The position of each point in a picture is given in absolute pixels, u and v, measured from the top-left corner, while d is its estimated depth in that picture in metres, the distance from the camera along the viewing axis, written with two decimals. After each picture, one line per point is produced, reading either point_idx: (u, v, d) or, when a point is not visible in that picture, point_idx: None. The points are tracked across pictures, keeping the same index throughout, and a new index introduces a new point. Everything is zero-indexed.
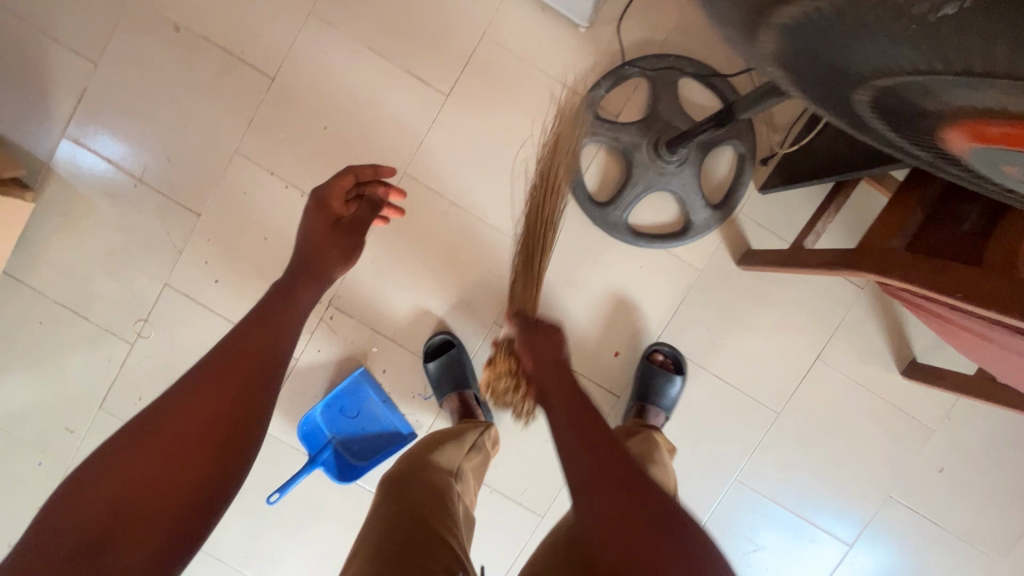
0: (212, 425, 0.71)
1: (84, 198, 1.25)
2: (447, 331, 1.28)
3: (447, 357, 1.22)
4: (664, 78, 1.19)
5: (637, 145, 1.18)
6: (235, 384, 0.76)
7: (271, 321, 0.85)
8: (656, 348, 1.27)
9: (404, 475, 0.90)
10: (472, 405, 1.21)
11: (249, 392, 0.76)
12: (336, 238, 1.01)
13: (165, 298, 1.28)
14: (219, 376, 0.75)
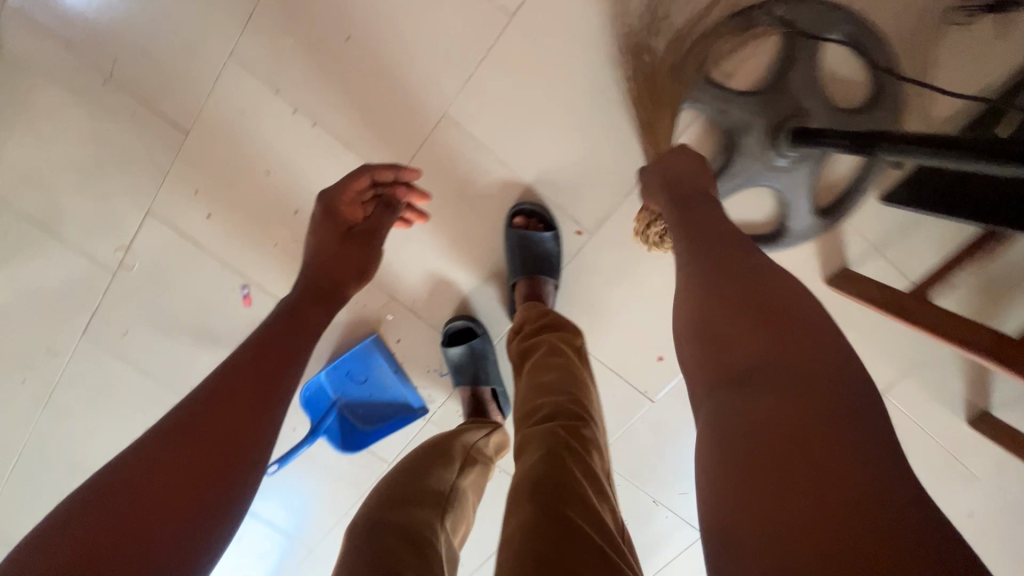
0: (194, 468, 0.62)
1: (40, 91, 0.99)
2: (469, 315, 1.14)
3: (470, 347, 1.11)
4: (806, 36, 0.88)
5: (750, 126, 0.91)
6: (223, 424, 0.66)
7: (271, 350, 0.74)
8: (514, 211, 1.04)
9: (393, 495, 0.77)
10: (487, 399, 1.14)
11: (239, 430, 0.67)
12: (353, 248, 0.94)
13: (150, 228, 1.09)
14: (207, 416, 0.66)
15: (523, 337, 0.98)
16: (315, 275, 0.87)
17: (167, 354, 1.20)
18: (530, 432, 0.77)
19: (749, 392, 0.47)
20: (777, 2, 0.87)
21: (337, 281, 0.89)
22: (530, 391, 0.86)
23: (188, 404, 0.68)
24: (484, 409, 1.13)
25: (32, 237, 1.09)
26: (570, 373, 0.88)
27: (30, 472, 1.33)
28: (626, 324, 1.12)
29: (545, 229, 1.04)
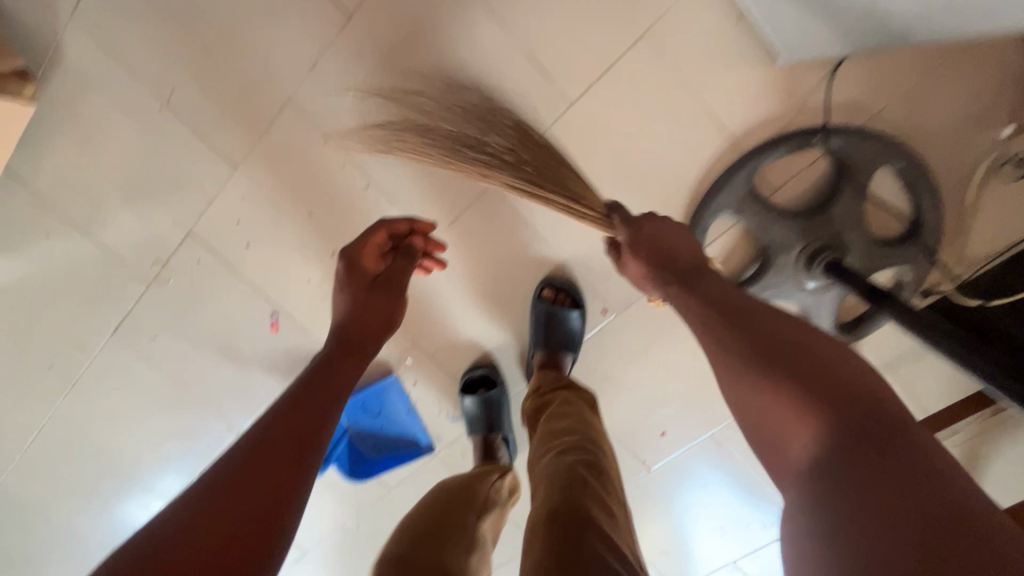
0: (225, 547, 0.52)
1: (97, 108, 1.00)
2: (489, 364, 1.18)
3: (484, 397, 1.15)
4: (859, 168, 0.89)
5: (789, 246, 0.93)
6: (261, 491, 0.57)
7: (308, 405, 0.66)
8: (546, 282, 1.08)
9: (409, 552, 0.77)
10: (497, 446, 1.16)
11: (273, 497, 0.57)
12: (378, 298, 0.86)
13: (189, 248, 1.12)
14: (240, 483, 0.57)
15: (539, 390, 1.01)
16: (345, 331, 0.81)
17: (192, 361, 1.25)
18: (540, 473, 0.78)
19: (838, 499, 0.42)
20: (836, 132, 0.88)
21: (366, 335, 0.82)
22: (543, 438, 0.86)
23: (218, 471, 0.58)
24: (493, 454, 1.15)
25: (74, 242, 1.12)
26: (585, 418, 0.89)
27: (45, 448, 1.38)
28: (635, 398, 1.17)
29: (573, 307, 1.07)
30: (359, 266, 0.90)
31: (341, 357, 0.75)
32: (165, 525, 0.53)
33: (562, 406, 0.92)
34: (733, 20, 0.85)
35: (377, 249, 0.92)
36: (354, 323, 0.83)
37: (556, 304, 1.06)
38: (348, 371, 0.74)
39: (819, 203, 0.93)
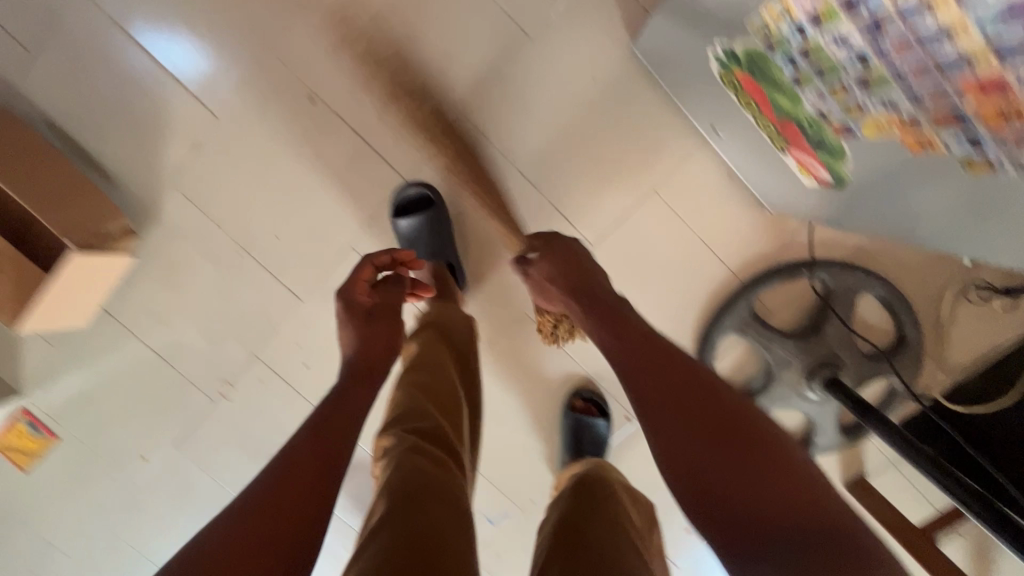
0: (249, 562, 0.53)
1: (187, 254, 1.18)
2: (425, 185, 1.09)
3: (425, 215, 1.08)
4: (844, 295, 1.03)
5: (789, 363, 1.05)
6: (287, 519, 0.57)
7: (328, 433, 0.66)
8: (575, 394, 1.20)
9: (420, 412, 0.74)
10: (448, 277, 1.07)
11: (293, 523, 0.57)
12: (379, 327, 0.85)
13: (253, 369, 1.25)
14: (265, 512, 0.57)
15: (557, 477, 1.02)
16: (354, 367, 0.79)
17: (246, 470, 1.35)
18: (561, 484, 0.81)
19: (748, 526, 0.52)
20: (823, 265, 1.04)
21: (375, 367, 0.80)
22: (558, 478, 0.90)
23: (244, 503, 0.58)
24: (446, 285, 1.05)
25: (152, 364, 1.26)
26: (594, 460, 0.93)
27: (97, 556, 1.44)
28: (660, 498, 1.26)
29: (600, 415, 1.18)
30: (352, 304, 0.86)
31: (353, 384, 0.75)
32: (199, 557, 0.53)
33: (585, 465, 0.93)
34: (726, 180, 1.04)
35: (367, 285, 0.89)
36: (361, 351, 0.81)
37: (585, 414, 1.17)
38: (357, 397, 0.73)
39: (813, 324, 1.06)
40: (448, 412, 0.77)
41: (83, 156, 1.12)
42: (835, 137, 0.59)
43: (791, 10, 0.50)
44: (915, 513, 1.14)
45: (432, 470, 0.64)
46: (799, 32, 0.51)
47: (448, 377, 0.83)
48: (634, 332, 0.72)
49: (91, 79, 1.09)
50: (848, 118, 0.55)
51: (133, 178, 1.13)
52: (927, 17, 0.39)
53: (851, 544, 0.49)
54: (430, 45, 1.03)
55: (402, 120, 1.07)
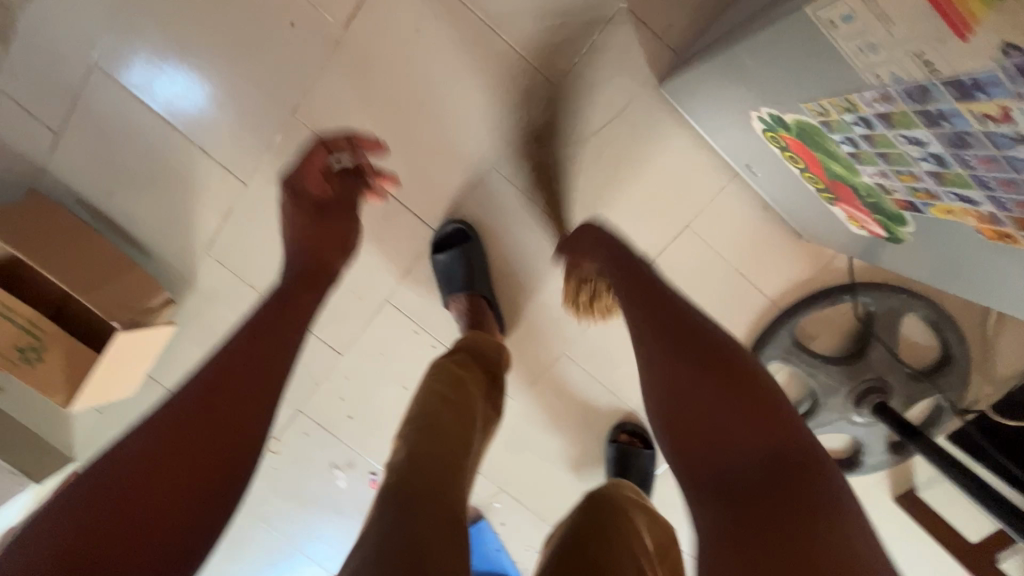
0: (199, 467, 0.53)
1: (224, 317, 1.19)
2: (461, 222, 1.08)
3: (461, 250, 1.05)
4: (887, 317, 1.02)
5: (835, 389, 1.04)
6: (206, 457, 0.54)
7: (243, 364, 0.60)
8: (619, 427, 1.21)
9: (425, 420, 0.78)
10: (484, 310, 1.06)
11: (235, 439, 0.56)
12: (327, 223, 0.86)
13: (297, 423, 1.27)
14: (199, 416, 0.56)
15: None
16: (299, 263, 0.79)
17: (296, 518, 1.37)
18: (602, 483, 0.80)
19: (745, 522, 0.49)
20: (863, 289, 1.03)
21: (323, 261, 0.81)
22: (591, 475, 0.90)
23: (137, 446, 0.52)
24: (481, 318, 1.05)
25: (198, 424, 1.28)
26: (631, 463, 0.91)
27: None
28: None
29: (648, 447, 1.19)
30: (301, 194, 0.86)
31: (298, 290, 0.73)
32: (84, 481, 0.51)
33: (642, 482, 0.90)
34: (759, 211, 1.03)
35: (322, 176, 0.86)
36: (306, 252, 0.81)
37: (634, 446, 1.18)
38: (303, 302, 0.71)
39: (856, 348, 1.05)
40: (462, 422, 0.80)
41: (118, 230, 1.14)
42: (895, 208, 0.60)
43: (858, 106, 0.51)
44: (972, 526, 1.13)
45: (430, 483, 0.68)
46: (866, 124, 0.52)
47: (466, 393, 0.86)
48: (666, 305, 0.68)
49: (119, 156, 1.10)
50: (914, 198, 0.56)
51: (167, 248, 1.14)
52: (1023, 150, 0.41)
53: (838, 545, 0.46)
54: (453, 98, 1.01)
55: (426, 172, 1.06)
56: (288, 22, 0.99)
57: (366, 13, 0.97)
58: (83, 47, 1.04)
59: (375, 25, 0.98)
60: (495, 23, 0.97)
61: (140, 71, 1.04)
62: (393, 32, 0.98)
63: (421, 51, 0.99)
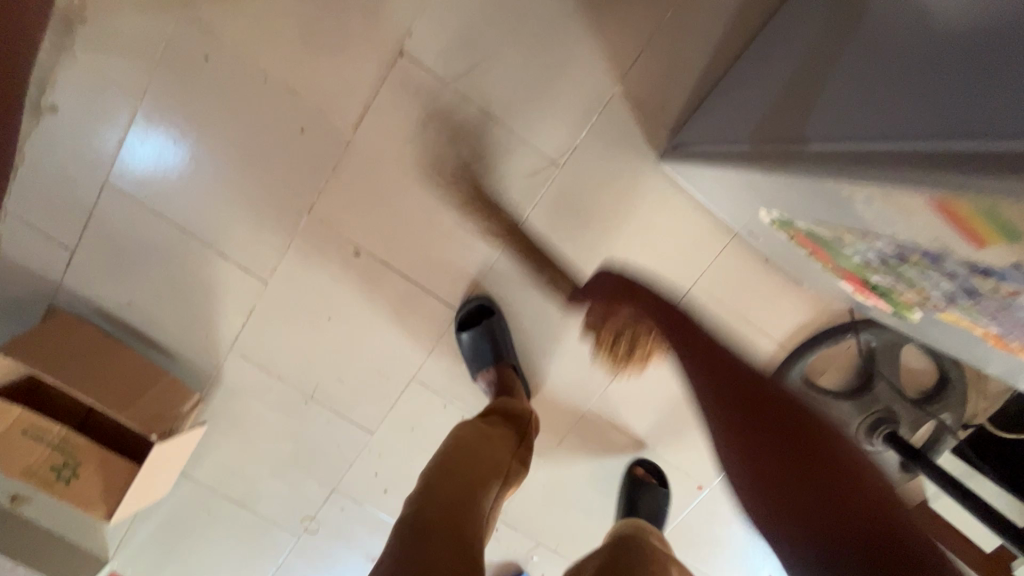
0: None
1: (253, 408, 1.21)
2: (482, 297, 1.11)
3: (485, 326, 1.08)
4: (888, 349, 1.09)
5: (847, 421, 1.11)
6: None
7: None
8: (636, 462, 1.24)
9: (454, 461, 0.82)
10: (513, 377, 1.08)
11: None
12: None
13: (333, 501, 1.29)
14: None
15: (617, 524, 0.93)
16: None
17: None
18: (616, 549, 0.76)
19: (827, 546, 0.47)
20: (864, 324, 1.09)
21: None
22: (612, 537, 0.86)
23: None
24: (511, 385, 1.07)
25: (234, 512, 1.30)
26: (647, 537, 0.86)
27: None
28: (738, 551, 1.32)
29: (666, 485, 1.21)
30: None
31: None
32: None
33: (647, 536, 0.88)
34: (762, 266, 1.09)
35: None
36: None
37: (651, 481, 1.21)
38: None
39: (863, 379, 1.12)
40: (482, 479, 0.81)
41: (139, 336, 1.15)
42: (905, 301, 0.63)
43: (871, 239, 0.54)
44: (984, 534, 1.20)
45: (454, 520, 0.70)
46: (878, 252, 0.55)
47: (492, 447, 0.88)
48: (688, 335, 0.71)
49: (135, 264, 1.11)
50: (921, 301, 0.59)
51: (190, 348, 1.16)
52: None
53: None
54: (462, 185, 1.06)
55: (442, 255, 1.09)
56: (298, 128, 1.02)
57: (374, 113, 1.01)
58: (94, 164, 1.05)
59: (382, 124, 1.02)
60: (497, 114, 1.01)
61: (144, 148, 1.04)
62: (400, 128, 1.02)
63: (428, 144, 1.03)
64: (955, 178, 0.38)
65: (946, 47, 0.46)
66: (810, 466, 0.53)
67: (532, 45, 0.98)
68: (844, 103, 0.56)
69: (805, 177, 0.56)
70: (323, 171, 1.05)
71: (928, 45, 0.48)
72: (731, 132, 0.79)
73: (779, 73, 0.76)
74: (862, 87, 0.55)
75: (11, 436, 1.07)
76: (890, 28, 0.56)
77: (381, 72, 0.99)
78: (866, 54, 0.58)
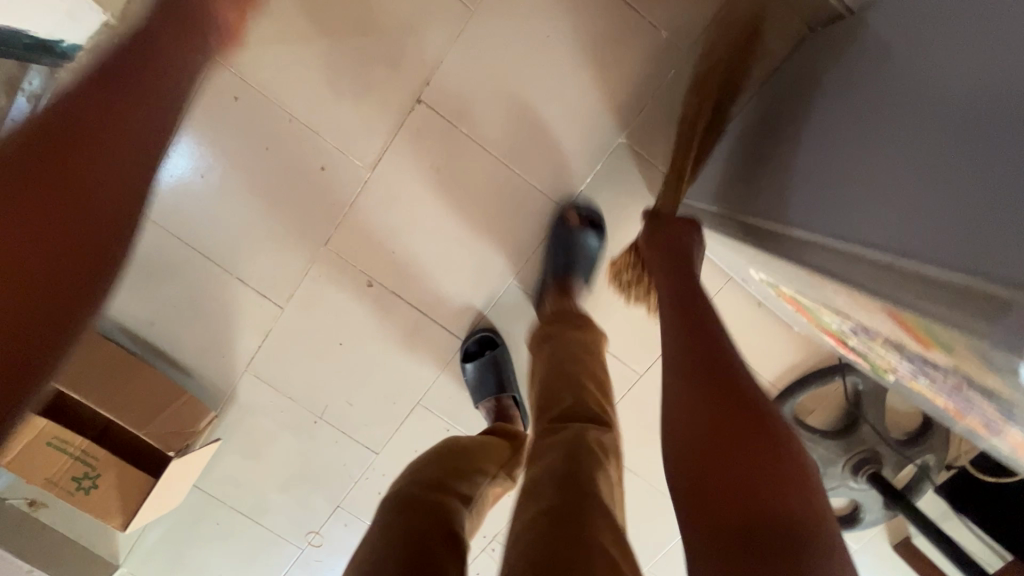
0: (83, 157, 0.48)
1: (265, 425, 1.26)
2: (487, 329, 1.17)
3: (489, 358, 1.14)
4: (874, 392, 1.14)
5: (833, 459, 1.15)
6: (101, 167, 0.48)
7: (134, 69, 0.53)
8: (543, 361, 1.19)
9: (446, 455, 0.89)
10: (512, 408, 1.15)
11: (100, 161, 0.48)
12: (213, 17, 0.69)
13: (337, 516, 1.34)
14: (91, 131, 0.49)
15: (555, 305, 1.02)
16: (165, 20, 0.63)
17: None
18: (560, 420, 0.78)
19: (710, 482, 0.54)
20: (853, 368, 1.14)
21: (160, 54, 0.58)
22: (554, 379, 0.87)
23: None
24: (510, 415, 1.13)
25: (242, 524, 1.35)
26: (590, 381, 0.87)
27: None
28: None
29: (592, 227, 1.08)
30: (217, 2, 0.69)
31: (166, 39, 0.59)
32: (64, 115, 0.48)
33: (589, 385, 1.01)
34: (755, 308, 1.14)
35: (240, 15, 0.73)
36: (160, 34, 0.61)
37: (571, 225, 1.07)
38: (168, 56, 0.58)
39: (850, 419, 1.16)
40: (470, 469, 0.88)
41: (159, 353, 1.21)
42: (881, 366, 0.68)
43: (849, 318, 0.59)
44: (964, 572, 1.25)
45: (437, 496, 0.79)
46: (855, 330, 0.60)
47: (484, 454, 0.93)
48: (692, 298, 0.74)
49: (159, 286, 1.17)
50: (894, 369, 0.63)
51: (208, 366, 1.22)
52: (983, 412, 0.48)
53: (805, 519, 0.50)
54: (471, 222, 1.11)
55: (451, 288, 1.15)
56: (319, 166, 1.08)
57: (392, 155, 1.07)
58: None
59: (399, 164, 1.08)
60: (507, 158, 1.08)
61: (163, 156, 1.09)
62: (415, 168, 1.08)
63: (442, 184, 1.09)
64: (964, 329, 0.40)
65: (939, 145, 0.47)
66: (737, 423, 0.56)
67: (541, 96, 1.04)
68: (849, 191, 0.58)
69: (818, 274, 0.60)
70: (341, 206, 1.11)
71: (920, 139, 0.50)
72: (738, 195, 0.81)
73: (784, 132, 0.77)
74: (867, 171, 0.56)
75: (37, 446, 1.13)
76: (885, 103, 0.57)
77: (400, 117, 1.05)
78: (865, 130, 0.59)
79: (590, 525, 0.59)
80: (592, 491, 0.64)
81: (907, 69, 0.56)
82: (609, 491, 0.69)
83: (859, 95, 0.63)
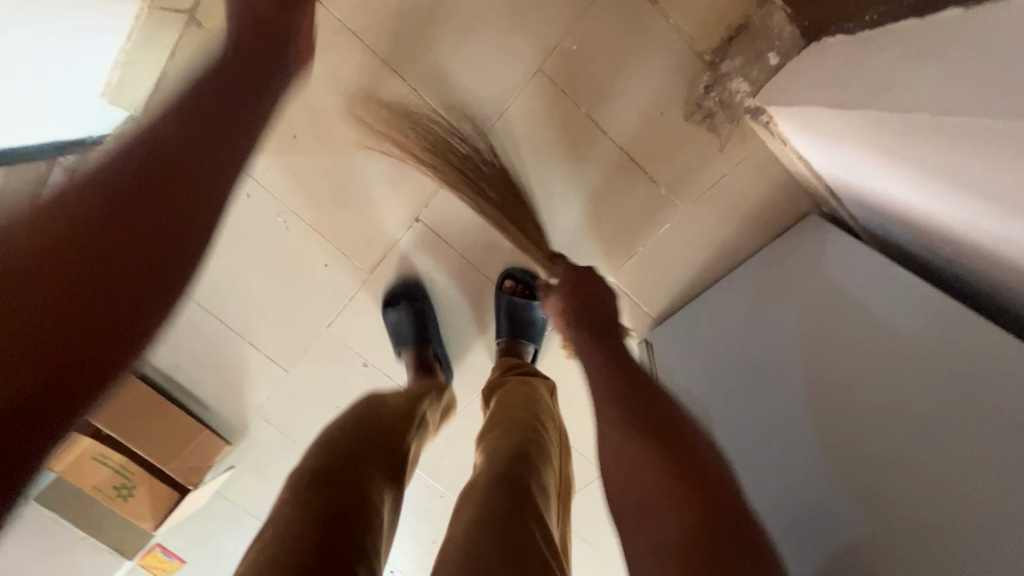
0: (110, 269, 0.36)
1: (272, 455, 1.44)
2: (405, 274, 1.14)
3: (397, 308, 1.11)
4: None
5: None
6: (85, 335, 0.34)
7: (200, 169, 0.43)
8: None
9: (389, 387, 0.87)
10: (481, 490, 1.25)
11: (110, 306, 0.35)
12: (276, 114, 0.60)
13: None
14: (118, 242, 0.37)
15: (507, 358, 1.08)
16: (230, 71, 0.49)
17: None
18: (500, 433, 0.87)
19: None
20: None
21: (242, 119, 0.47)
22: (498, 411, 0.94)
23: (132, 168, 0.40)
24: None
25: (252, 525, 1.57)
26: (542, 404, 0.96)
27: None
28: None
29: (535, 298, 1.10)
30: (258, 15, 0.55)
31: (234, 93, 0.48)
32: None
33: (521, 400, 0.95)
34: None
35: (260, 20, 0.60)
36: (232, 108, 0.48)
37: (515, 295, 1.09)
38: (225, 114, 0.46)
39: None
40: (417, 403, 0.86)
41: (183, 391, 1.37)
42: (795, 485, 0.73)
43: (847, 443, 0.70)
44: None
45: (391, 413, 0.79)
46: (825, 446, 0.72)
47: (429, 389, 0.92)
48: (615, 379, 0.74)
49: (183, 338, 1.31)
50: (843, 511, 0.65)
51: (224, 406, 1.38)
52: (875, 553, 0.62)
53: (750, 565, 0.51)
54: (461, 325, 1.18)
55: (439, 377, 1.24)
56: (324, 262, 1.15)
57: (390, 262, 1.13)
58: None
59: (396, 270, 1.14)
60: (497, 276, 1.12)
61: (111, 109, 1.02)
62: (412, 275, 1.14)
63: (435, 294, 1.15)
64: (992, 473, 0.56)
65: (968, 353, 0.65)
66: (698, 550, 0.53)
67: None
68: (851, 391, 0.73)
69: (823, 433, 0.74)
70: (343, 296, 1.19)
71: (930, 343, 0.69)
72: (727, 391, 0.89)
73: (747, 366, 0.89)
74: (852, 355, 0.76)
75: (81, 461, 1.29)
76: (873, 300, 0.78)
77: (400, 230, 1.10)
78: (863, 318, 0.78)
79: (517, 525, 0.67)
80: (526, 498, 0.73)
81: (883, 293, 0.77)
82: (546, 501, 0.76)
83: (838, 343, 0.79)
